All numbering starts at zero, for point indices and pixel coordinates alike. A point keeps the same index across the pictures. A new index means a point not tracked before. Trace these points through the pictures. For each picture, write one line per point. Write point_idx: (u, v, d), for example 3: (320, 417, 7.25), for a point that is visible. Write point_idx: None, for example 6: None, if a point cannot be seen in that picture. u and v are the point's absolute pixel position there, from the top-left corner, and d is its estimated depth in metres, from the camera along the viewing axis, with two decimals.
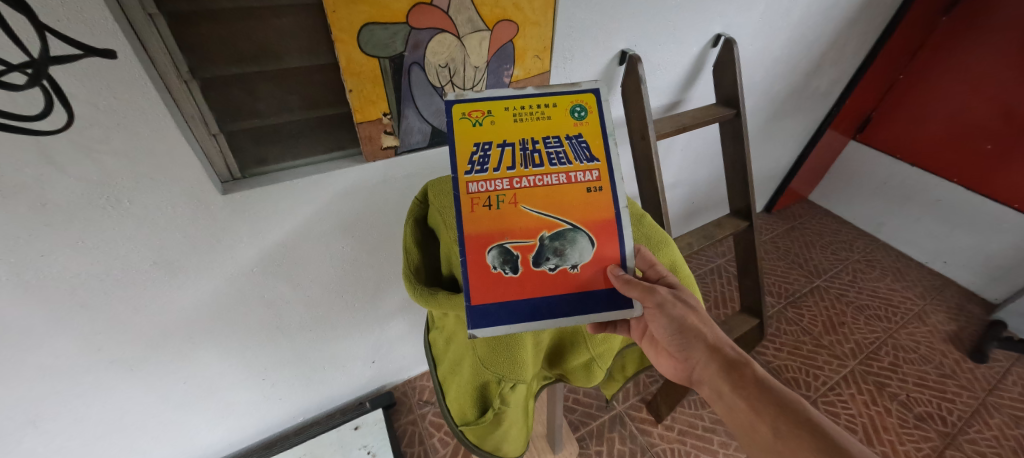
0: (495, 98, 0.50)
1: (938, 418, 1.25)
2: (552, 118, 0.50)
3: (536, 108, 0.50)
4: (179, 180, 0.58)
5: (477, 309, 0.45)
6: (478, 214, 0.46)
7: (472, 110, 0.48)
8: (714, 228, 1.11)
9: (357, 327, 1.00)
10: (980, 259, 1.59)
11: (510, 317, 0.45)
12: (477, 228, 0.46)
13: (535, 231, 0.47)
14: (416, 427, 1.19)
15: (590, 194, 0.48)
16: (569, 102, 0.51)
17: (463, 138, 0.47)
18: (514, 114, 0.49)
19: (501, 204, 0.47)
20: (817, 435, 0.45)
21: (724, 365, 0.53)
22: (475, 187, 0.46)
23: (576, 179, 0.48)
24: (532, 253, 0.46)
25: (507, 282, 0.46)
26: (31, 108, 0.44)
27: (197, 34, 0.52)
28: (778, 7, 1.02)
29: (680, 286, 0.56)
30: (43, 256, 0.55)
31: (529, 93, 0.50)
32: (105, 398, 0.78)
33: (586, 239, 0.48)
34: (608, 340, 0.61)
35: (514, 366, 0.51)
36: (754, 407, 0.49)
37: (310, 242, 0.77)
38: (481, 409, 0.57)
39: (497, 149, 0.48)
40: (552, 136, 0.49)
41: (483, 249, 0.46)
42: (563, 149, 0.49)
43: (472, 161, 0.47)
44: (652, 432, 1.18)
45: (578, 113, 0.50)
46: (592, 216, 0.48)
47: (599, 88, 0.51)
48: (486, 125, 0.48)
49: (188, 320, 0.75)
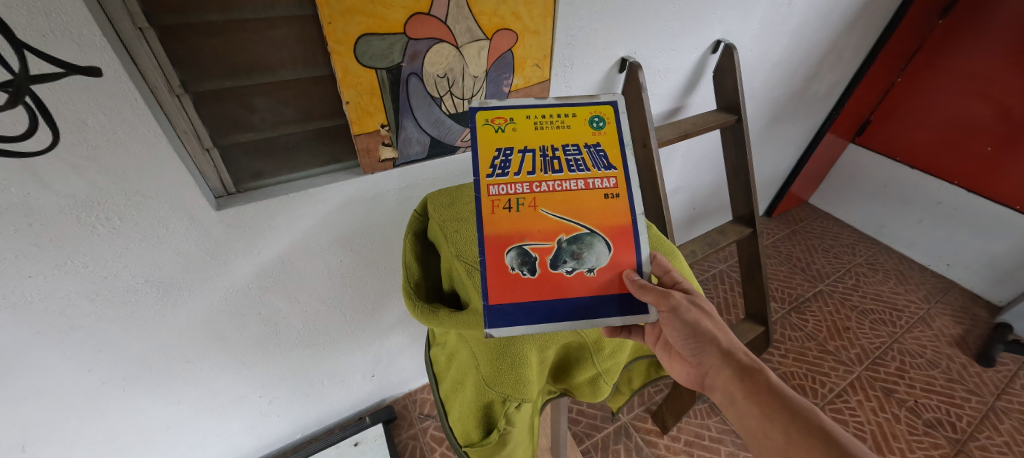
0: (517, 105, 0.48)
1: (948, 424, 1.23)
2: (571, 127, 0.49)
3: (557, 117, 0.49)
4: (171, 196, 0.56)
5: (493, 309, 0.43)
6: (499, 215, 0.44)
7: (494, 117, 0.47)
8: (718, 235, 1.10)
9: (357, 342, 0.98)
10: (984, 261, 1.58)
11: (527, 318, 0.44)
12: (497, 229, 0.44)
13: (553, 233, 0.45)
14: (418, 442, 1.16)
15: (608, 201, 0.47)
16: (589, 112, 0.49)
17: (486, 143, 0.46)
18: (534, 122, 0.48)
19: (521, 206, 0.45)
20: (830, 445, 0.43)
21: (738, 371, 0.51)
22: (496, 189, 0.45)
23: (593, 185, 0.47)
24: (550, 255, 0.45)
25: (525, 284, 0.44)
26: (15, 127, 0.43)
27: (187, 48, 0.51)
28: (777, 12, 1.02)
29: (694, 292, 0.55)
30: (30, 277, 0.54)
31: (549, 102, 0.49)
32: (96, 420, 0.76)
33: (603, 243, 0.46)
34: (616, 355, 0.58)
35: (518, 384, 0.49)
36: (766, 415, 0.47)
37: (308, 258, 0.76)
38: (486, 430, 0.54)
39: (518, 155, 0.46)
40: (571, 144, 0.48)
41: (502, 250, 0.44)
42: (582, 157, 0.48)
43: (493, 164, 0.46)
44: (658, 443, 1.16)
45: (597, 123, 0.49)
46: (609, 221, 0.46)
47: (617, 100, 0.50)
48: (509, 131, 0.47)
49: (181, 338, 0.73)
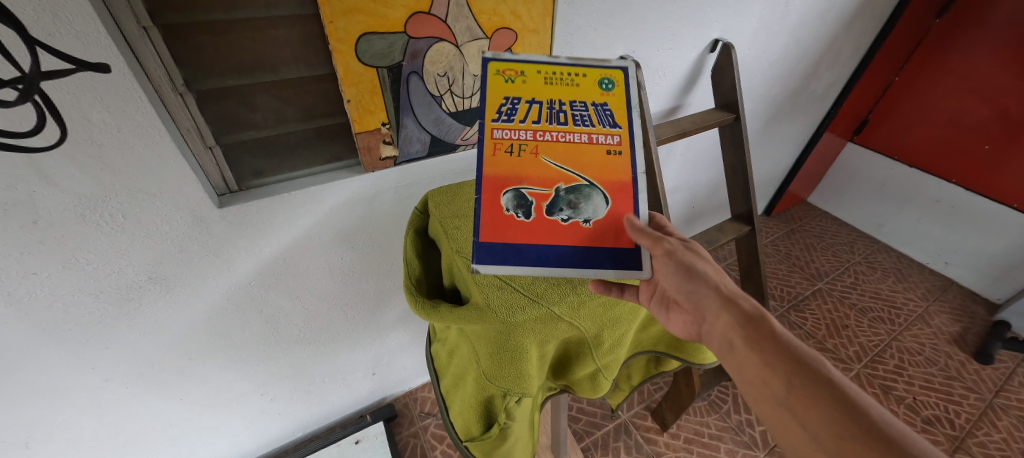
0: (530, 61, 0.49)
1: (947, 421, 1.24)
2: (581, 86, 0.49)
3: (567, 75, 0.50)
4: (175, 194, 0.57)
5: (483, 246, 0.44)
6: (501, 157, 0.46)
7: (505, 69, 0.48)
8: (717, 233, 1.10)
9: (358, 340, 0.99)
10: (982, 260, 1.59)
11: (517, 259, 0.44)
12: (497, 170, 0.45)
13: (551, 182, 0.46)
14: (418, 441, 1.17)
15: (610, 155, 0.48)
16: (598, 74, 0.50)
17: (494, 91, 0.47)
18: (544, 78, 0.49)
19: (522, 152, 0.46)
20: (834, 394, 0.40)
21: (739, 317, 0.47)
22: (499, 133, 0.46)
23: (597, 140, 0.48)
24: (547, 201, 0.46)
25: (518, 226, 0.45)
26: (23, 124, 0.44)
27: (190, 46, 0.51)
28: (776, 11, 1.02)
29: (691, 241, 0.55)
30: (34, 274, 0.54)
31: (561, 61, 0.50)
32: (100, 417, 0.77)
33: (601, 197, 0.47)
34: (615, 351, 0.59)
35: (519, 379, 0.50)
36: (768, 364, 0.44)
37: (310, 256, 0.76)
38: (486, 425, 0.54)
39: (525, 105, 0.48)
40: (579, 101, 0.49)
41: (499, 191, 0.45)
42: (589, 113, 0.49)
43: (499, 110, 0.47)
44: (658, 441, 1.16)
45: (606, 85, 0.50)
46: (609, 175, 0.47)
47: (629, 66, 0.51)
48: (518, 82, 0.48)
49: (183, 336, 0.73)
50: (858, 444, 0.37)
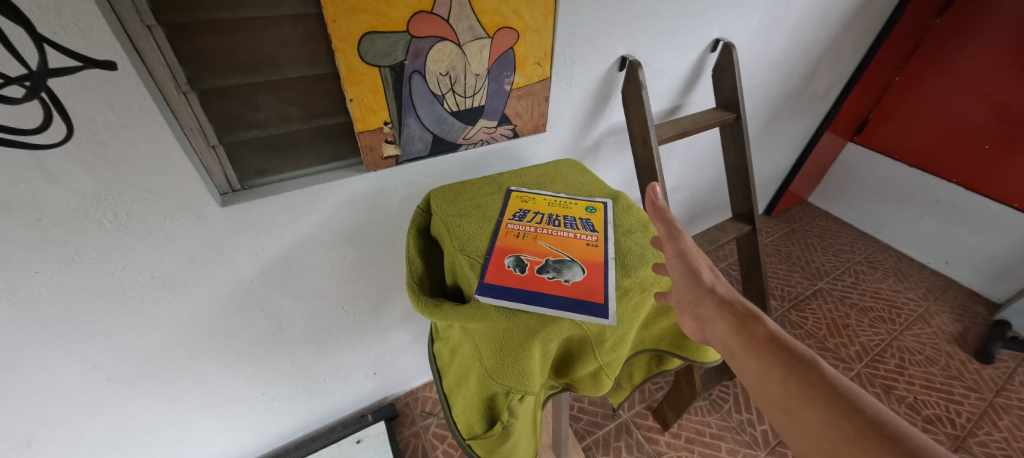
0: (541, 194, 0.69)
1: (947, 420, 1.24)
2: (573, 208, 0.67)
3: (564, 203, 0.68)
4: (179, 193, 0.57)
5: (485, 284, 0.52)
6: (510, 238, 0.59)
7: (524, 196, 0.68)
8: (717, 232, 1.11)
9: (360, 340, 0.99)
10: (982, 259, 1.59)
11: (510, 296, 0.51)
12: (506, 243, 0.58)
13: (542, 255, 0.58)
14: (419, 440, 1.17)
15: (589, 246, 0.59)
16: (586, 204, 0.68)
17: (512, 205, 0.66)
18: (547, 202, 0.68)
19: (524, 237, 0.60)
20: (829, 393, 0.40)
21: (736, 322, 0.49)
22: (511, 226, 0.61)
23: (580, 237, 0.61)
24: (537, 265, 0.56)
25: (513, 277, 0.54)
26: (29, 122, 0.44)
27: (194, 45, 0.51)
28: (776, 10, 1.03)
29: None
30: (37, 273, 0.54)
31: (561, 196, 0.70)
32: (102, 417, 0.77)
33: (580, 268, 0.56)
34: (617, 349, 0.55)
35: (521, 377, 0.48)
36: (764, 366, 0.45)
37: (311, 255, 0.76)
38: (489, 423, 0.54)
39: (531, 215, 0.64)
40: (570, 216, 0.65)
41: (502, 255, 0.56)
42: (575, 222, 0.64)
43: (514, 215, 0.64)
44: (659, 440, 1.16)
45: (590, 209, 0.67)
46: (586, 256, 0.58)
47: (608, 202, 0.68)
48: (530, 202, 0.67)
49: (186, 336, 0.73)
50: (854, 442, 0.36)
